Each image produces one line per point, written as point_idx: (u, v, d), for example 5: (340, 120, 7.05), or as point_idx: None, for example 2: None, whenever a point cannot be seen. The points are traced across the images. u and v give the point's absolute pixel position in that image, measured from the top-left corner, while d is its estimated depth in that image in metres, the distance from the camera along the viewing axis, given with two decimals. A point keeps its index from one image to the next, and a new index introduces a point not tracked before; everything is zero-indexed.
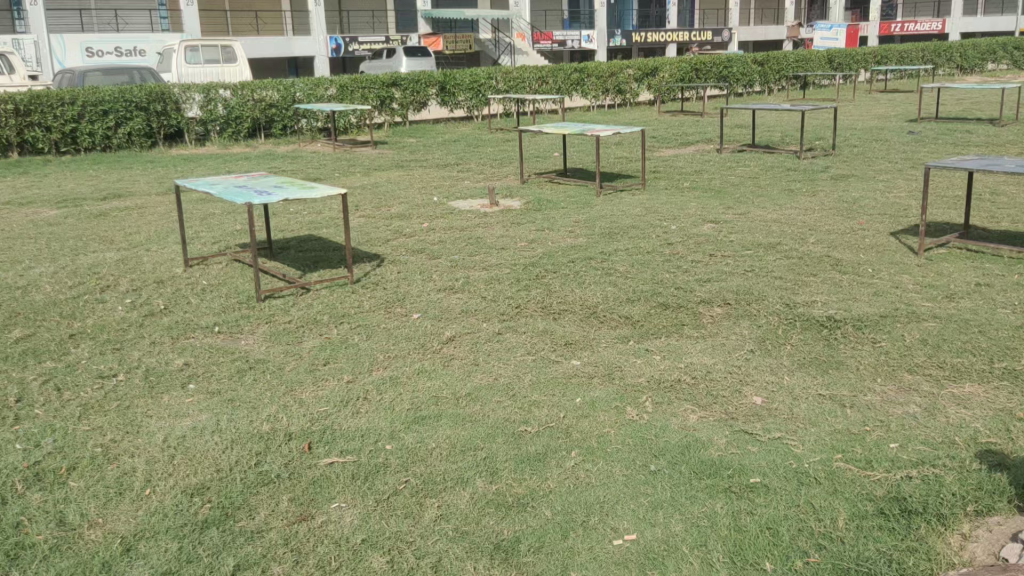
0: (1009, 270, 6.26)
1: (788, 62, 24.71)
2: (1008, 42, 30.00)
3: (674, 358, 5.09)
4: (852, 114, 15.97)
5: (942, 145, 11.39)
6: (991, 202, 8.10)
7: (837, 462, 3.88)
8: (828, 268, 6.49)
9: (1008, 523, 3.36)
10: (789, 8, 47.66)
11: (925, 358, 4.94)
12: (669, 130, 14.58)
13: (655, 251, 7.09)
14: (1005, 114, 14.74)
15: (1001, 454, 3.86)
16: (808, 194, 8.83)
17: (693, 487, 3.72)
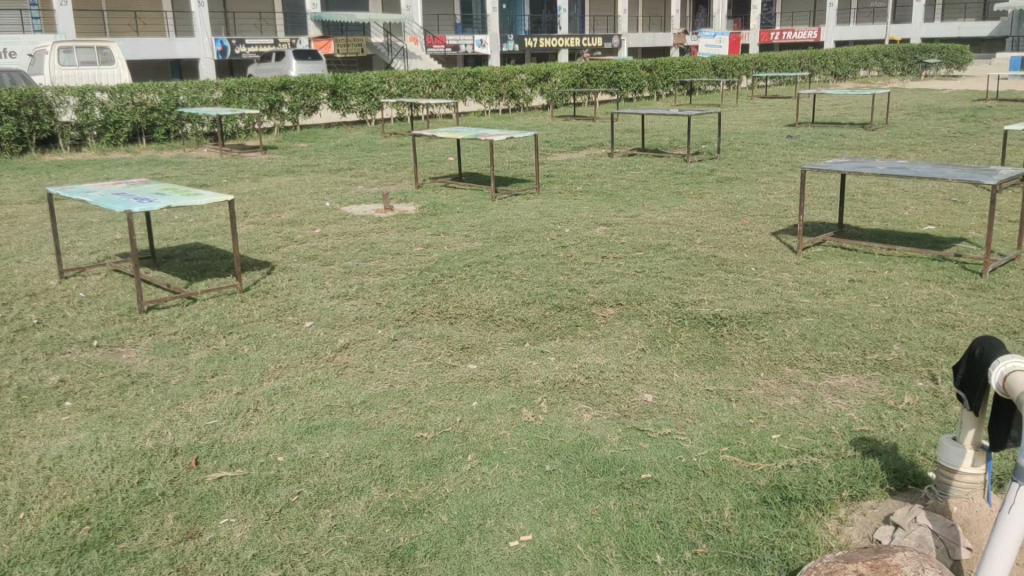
0: (880, 267, 6.63)
1: (675, 68, 25.46)
2: (878, 50, 31.69)
3: (568, 358, 5.17)
4: (736, 119, 16.58)
5: (819, 149, 11.97)
6: (863, 203, 8.55)
7: (723, 455, 4.02)
8: (715, 268, 6.72)
9: (880, 506, 3.55)
10: (675, 15, 49.11)
11: (804, 352, 5.18)
12: (562, 134, 14.81)
13: (548, 254, 7.19)
14: (876, 119, 15.59)
15: (873, 441, 4.09)
16: (696, 196, 9.12)
17: (587, 485, 3.79)
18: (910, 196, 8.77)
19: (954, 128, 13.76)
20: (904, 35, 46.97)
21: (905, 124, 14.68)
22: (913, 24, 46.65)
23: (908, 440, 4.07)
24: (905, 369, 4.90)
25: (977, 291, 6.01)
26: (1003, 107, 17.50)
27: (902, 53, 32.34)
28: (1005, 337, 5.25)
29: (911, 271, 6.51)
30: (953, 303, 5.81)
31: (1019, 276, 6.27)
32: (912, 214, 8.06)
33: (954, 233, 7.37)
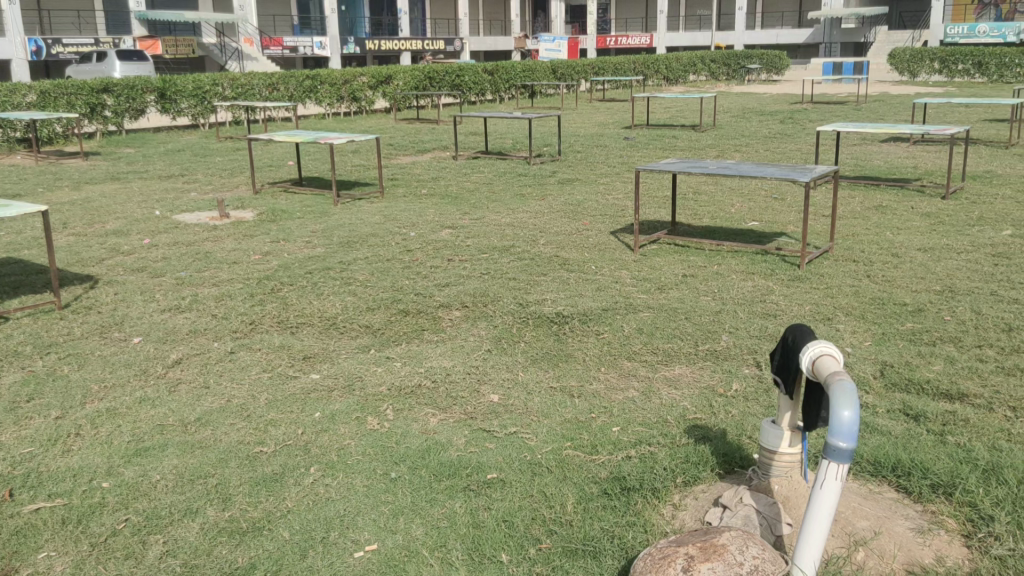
0: (710, 262, 6.99)
1: (516, 72, 25.88)
2: (705, 56, 33.40)
3: (414, 363, 5.15)
4: (576, 122, 17.04)
5: (652, 150, 12.49)
6: (694, 201, 8.99)
7: (566, 451, 4.12)
8: (557, 268, 6.88)
9: (711, 489, 3.73)
10: (515, 19, 50.00)
11: (641, 346, 5.39)
12: (406, 137, 14.74)
13: (393, 258, 7.14)
14: (705, 121, 16.43)
15: (705, 428, 4.30)
16: (538, 198, 9.31)
17: (433, 490, 3.78)
18: (736, 194, 9.30)
19: (774, 129, 14.71)
20: (729, 42, 49.83)
21: (731, 126, 15.56)
22: (737, 31, 49.56)
23: (735, 426, 4.31)
24: (733, 358, 5.18)
25: (796, 282, 6.45)
26: (816, 109, 18.87)
27: (727, 59, 34.22)
28: (821, 324, 5.66)
29: (738, 264, 6.90)
30: (775, 294, 6.21)
31: (832, 266, 6.78)
32: (738, 211, 8.55)
33: (775, 228, 7.88)
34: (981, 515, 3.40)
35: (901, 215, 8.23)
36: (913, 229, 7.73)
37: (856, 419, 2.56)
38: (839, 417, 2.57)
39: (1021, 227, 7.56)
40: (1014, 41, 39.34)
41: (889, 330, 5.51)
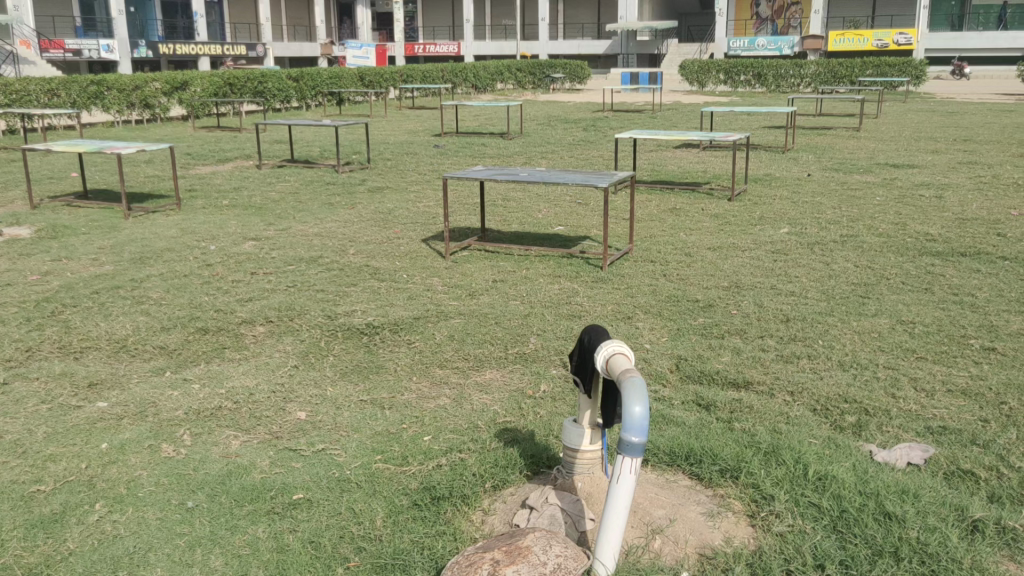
0: (519, 267, 7.14)
1: (322, 79, 25.34)
2: (512, 65, 34.17)
3: (214, 384, 4.90)
4: (385, 130, 16.93)
5: (461, 158, 12.61)
6: (503, 208, 9.16)
7: (376, 464, 4.05)
8: (367, 277, 6.78)
9: (518, 492, 3.79)
10: (320, 25, 49.09)
11: (452, 353, 5.41)
12: (204, 146, 14.08)
13: (191, 273, 6.78)
14: (512, 129, 16.80)
15: (514, 431, 4.36)
16: (347, 207, 9.14)
17: (234, 516, 3.61)
18: (542, 199, 9.57)
19: (576, 136, 15.27)
20: (533, 51, 51.20)
21: (536, 133, 15.99)
22: (540, 41, 51.12)
23: (542, 426, 4.40)
24: (540, 360, 5.30)
25: (599, 283, 6.70)
26: (616, 118, 19.80)
27: (532, 68, 35.10)
28: (622, 323, 5.91)
29: (545, 268, 7.09)
30: (580, 295, 6.43)
31: (632, 267, 7.10)
32: (545, 217, 8.80)
33: (580, 232, 8.17)
34: (763, 495, 3.66)
35: (694, 217, 8.77)
36: (704, 229, 8.26)
37: (646, 414, 2.67)
38: (630, 412, 2.68)
39: (797, 226, 8.26)
40: (788, 54, 43.11)
41: (683, 325, 5.84)
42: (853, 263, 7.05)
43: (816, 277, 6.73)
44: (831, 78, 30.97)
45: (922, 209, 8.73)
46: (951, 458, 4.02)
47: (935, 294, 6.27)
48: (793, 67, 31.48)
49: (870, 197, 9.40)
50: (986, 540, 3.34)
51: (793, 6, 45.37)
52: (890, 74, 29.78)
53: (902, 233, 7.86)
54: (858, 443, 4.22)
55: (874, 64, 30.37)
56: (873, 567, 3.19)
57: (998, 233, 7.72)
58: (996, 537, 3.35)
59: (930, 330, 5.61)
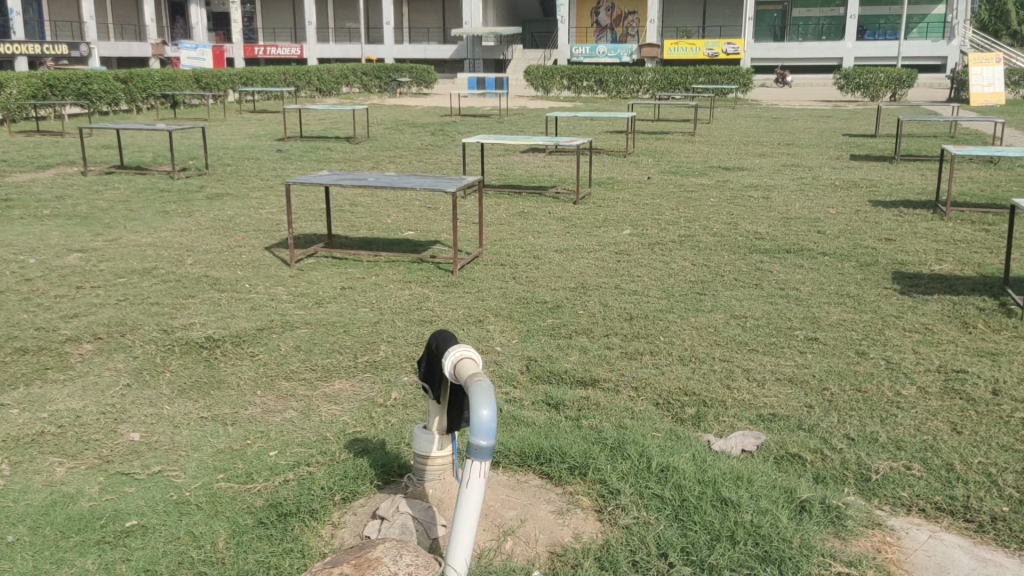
0: (367, 273, 7.03)
1: (154, 80, 24.13)
2: (356, 68, 33.65)
3: (35, 409, 4.54)
4: (224, 134, 16.28)
5: (306, 162, 12.29)
6: (350, 213, 9.01)
7: (217, 484, 3.86)
8: (206, 288, 6.49)
9: (369, 502, 3.72)
10: (150, 24, 46.69)
11: (299, 364, 5.25)
12: (22, 151, 13.07)
13: (7, 289, 6.26)
14: (358, 133, 16.56)
15: (365, 440, 4.28)
16: (184, 215, 8.72)
17: (59, 549, 3.35)
18: (390, 204, 9.48)
19: (424, 141, 15.23)
20: (378, 55, 50.75)
21: (383, 138, 15.82)
22: (386, 45, 50.78)
23: (393, 434, 4.34)
24: (391, 367, 5.24)
25: (449, 288, 6.70)
26: (463, 122, 19.91)
27: (378, 71, 34.63)
28: (472, 326, 5.93)
29: (394, 274, 7.01)
30: (430, 300, 6.40)
31: (482, 271, 7.15)
32: (394, 222, 8.71)
33: (430, 237, 8.14)
34: (610, 490, 3.76)
35: (541, 220, 8.93)
36: (551, 232, 8.43)
37: (494, 417, 2.67)
38: (478, 416, 2.66)
39: (638, 227, 8.57)
40: (627, 61, 45.01)
41: (532, 326, 5.93)
42: (690, 262, 7.38)
43: (657, 276, 7.01)
44: (667, 85, 32.41)
45: (752, 209, 9.26)
46: (781, 444, 4.28)
47: (764, 289, 6.67)
48: (632, 74, 32.73)
49: (704, 198, 9.88)
50: (813, 518, 3.57)
51: (630, 15, 47.49)
52: (720, 81, 31.47)
53: (735, 232, 8.32)
54: (698, 434, 4.42)
55: (707, 72, 32.02)
56: (713, 551, 3.34)
57: (818, 231, 8.30)
58: (821, 515, 3.59)
59: (760, 323, 5.95)
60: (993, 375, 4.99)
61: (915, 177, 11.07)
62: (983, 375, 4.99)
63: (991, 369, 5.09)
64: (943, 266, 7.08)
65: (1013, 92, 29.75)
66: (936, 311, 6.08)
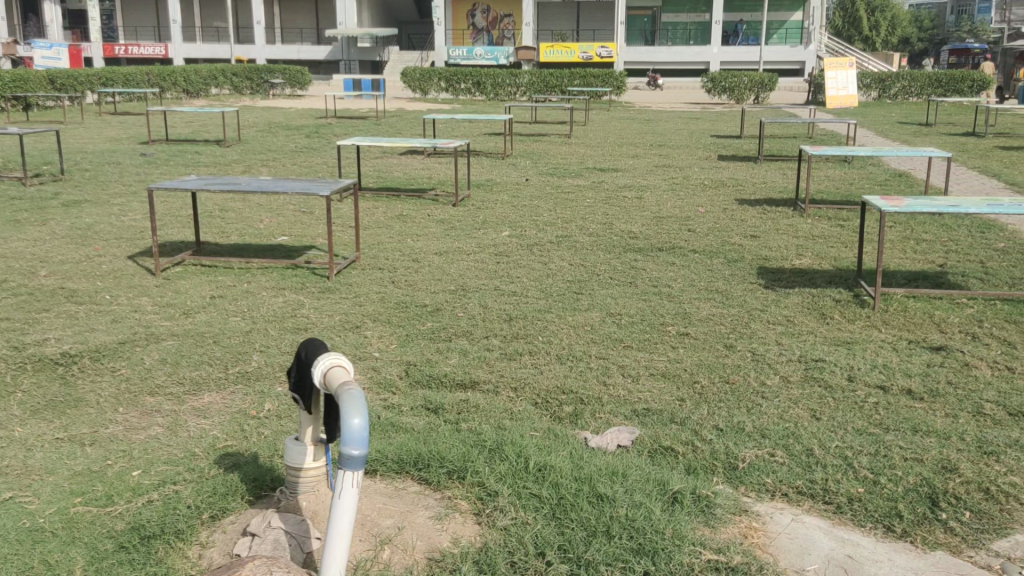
0: (239, 280, 6.80)
1: (3, 81, 22.65)
2: (226, 69, 32.56)
3: None
4: (82, 138, 15.46)
5: (171, 167, 11.78)
6: (221, 219, 8.70)
7: (75, 508, 3.63)
8: (62, 301, 6.13)
9: (239, 518, 3.58)
10: None
11: (165, 377, 5.02)
12: None
13: None
14: (228, 136, 16.03)
15: (236, 455, 4.12)
16: (37, 223, 8.21)
17: None
18: (263, 209, 9.20)
19: (298, 143, 14.88)
20: (249, 55, 49.22)
21: (255, 140, 15.37)
22: (257, 44, 49.33)
23: (266, 447, 4.20)
24: (264, 377, 5.07)
25: (325, 294, 6.56)
26: (340, 124, 19.59)
27: (248, 72, 33.40)
28: (349, 333, 5.82)
29: (267, 281, 6.81)
30: (305, 307, 6.24)
31: (359, 276, 7.03)
32: (267, 227, 8.46)
33: (304, 242, 7.95)
34: (488, 492, 3.77)
35: (419, 222, 8.87)
36: (429, 235, 8.38)
37: (366, 426, 2.57)
38: (349, 425, 2.56)
39: (517, 228, 8.64)
40: (505, 63, 45.40)
41: (411, 331, 5.87)
42: (568, 262, 7.49)
43: (535, 277, 7.07)
44: (543, 87, 32.88)
45: (626, 209, 9.49)
46: (654, 437, 4.39)
47: (638, 286, 6.84)
48: (508, 76, 32.99)
49: (580, 199, 10.05)
50: (684, 509, 3.67)
51: (506, 18, 47.94)
52: (594, 83, 32.14)
53: (610, 232, 8.49)
54: (575, 431, 4.48)
55: (582, 75, 32.60)
56: (589, 547, 3.39)
57: (689, 229, 8.58)
58: (692, 505, 3.70)
59: (635, 320, 6.11)
60: (849, 362, 5.28)
61: (777, 177, 11.61)
62: (840, 363, 5.27)
63: (846, 357, 5.39)
64: (803, 260, 7.45)
65: (865, 94, 31.63)
66: (797, 304, 6.38)
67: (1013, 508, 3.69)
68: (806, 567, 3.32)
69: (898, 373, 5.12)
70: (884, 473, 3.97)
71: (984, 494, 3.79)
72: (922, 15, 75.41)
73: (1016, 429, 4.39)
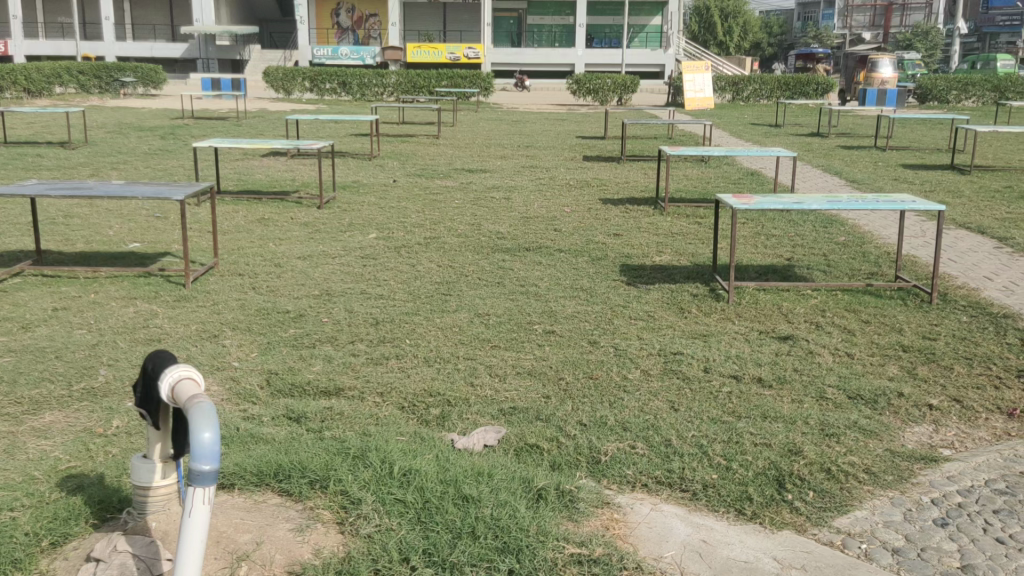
0: (85, 291, 6.43)
1: None
2: (71, 66, 30.78)
3: None
4: None
5: (9, 171, 11.03)
6: (65, 226, 8.21)
7: None
8: None
9: (82, 544, 3.38)
10: None
11: (2, 397, 4.68)
12: None
13: None
14: (74, 137, 15.16)
15: (80, 476, 3.89)
16: None
17: None
18: (113, 215, 8.73)
19: (152, 145, 14.24)
20: (98, 53, 46.73)
21: (104, 142, 14.60)
22: (106, 41, 46.83)
23: (113, 467, 3.98)
24: (112, 393, 4.81)
25: (181, 303, 6.28)
26: (198, 125, 18.88)
27: (96, 71, 31.63)
28: (206, 342, 5.60)
29: (117, 290, 6.47)
30: (158, 317, 5.96)
31: (217, 283, 6.77)
32: (117, 234, 8.04)
33: (158, 248, 7.60)
34: (351, 500, 3.70)
35: (282, 226, 8.64)
36: (293, 239, 8.17)
37: (218, 440, 2.32)
38: (198, 439, 2.30)
39: (383, 231, 8.55)
40: (371, 63, 44.89)
41: (272, 338, 5.71)
42: (435, 263, 7.48)
43: (402, 279, 7.02)
44: (411, 88, 32.73)
45: (493, 210, 9.56)
46: (520, 436, 4.44)
47: (505, 286, 6.90)
48: (375, 77, 32.68)
49: (447, 200, 10.05)
50: (548, 506, 3.72)
51: (371, 18, 47.58)
52: (462, 84, 32.27)
53: (477, 233, 8.53)
54: (441, 434, 4.47)
55: (449, 76, 32.67)
56: (454, 548, 3.38)
57: (555, 229, 8.72)
58: (556, 501, 3.76)
59: (502, 320, 6.15)
60: (704, 354, 5.50)
61: (638, 176, 11.98)
62: (696, 355, 5.49)
63: (703, 349, 5.61)
64: (663, 257, 7.71)
65: (720, 97, 33.09)
66: (657, 299, 6.59)
67: (852, 486, 3.93)
68: (663, 555, 3.42)
69: (749, 362, 5.38)
70: (737, 458, 4.16)
71: (826, 473, 4.02)
72: (772, 21, 79.53)
73: (854, 412, 4.69)
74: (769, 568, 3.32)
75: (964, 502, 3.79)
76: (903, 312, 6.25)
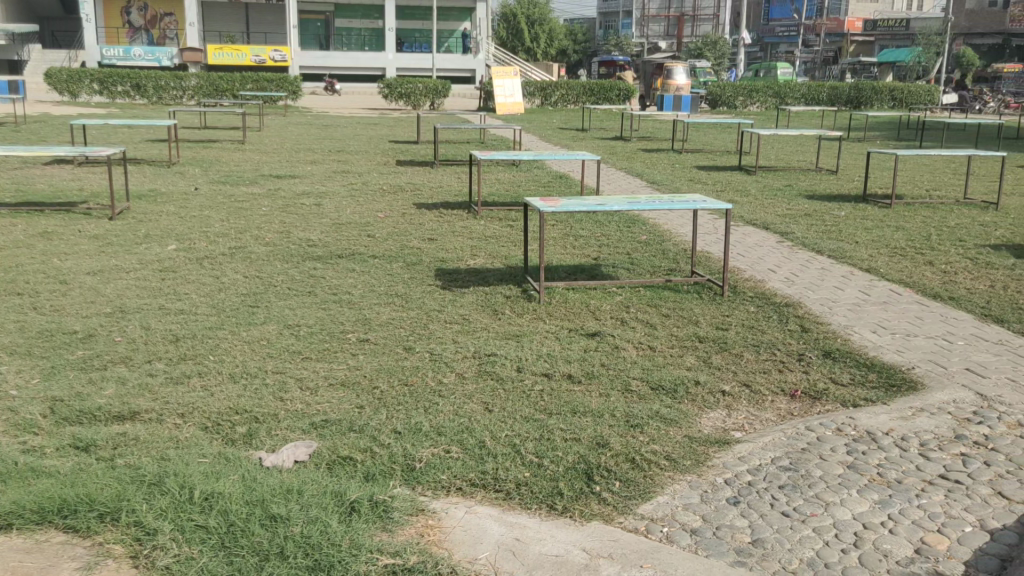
0: None
1: None
2: None
3: None
4: None
5: None
6: None
7: None
8: None
9: None
10: None
11: None
12: None
13: None
14: None
15: None
16: None
17: None
18: None
19: None
20: None
21: None
22: None
23: None
24: None
25: None
26: None
27: None
28: None
29: None
30: None
31: None
32: None
33: None
34: (146, 531, 3.46)
35: (68, 239, 7.98)
36: (81, 252, 7.58)
37: None
38: None
39: (184, 241, 8.10)
40: (168, 64, 42.84)
41: (57, 362, 5.25)
42: (241, 274, 7.17)
43: (205, 292, 6.66)
44: (213, 91, 31.31)
45: (303, 217, 9.30)
46: (333, 448, 4.32)
47: (317, 295, 6.72)
48: (173, 79, 31.00)
49: (254, 208, 9.67)
50: (361, 517, 3.64)
51: (166, 17, 45.34)
52: (268, 88, 31.29)
53: (286, 241, 8.25)
54: (248, 453, 4.27)
55: (253, 79, 31.56)
56: (261, 572, 3.24)
57: (367, 235, 8.61)
58: (369, 513, 3.68)
59: (313, 330, 5.98)
60: (517, 354, 5.59)
61: (451, 180, 12.06)
62: (509, 355, 5.57)
63: (516, 349, 5.70)
64: (476, 260, 7.79)
65: (529, 101, 33.97)
66: (471, 302, 6.64)
67: (654, 473, 4.12)
68: (478, 556, 3.44)
69: (560, 360, 5.52)
70: (548, 455, 4.26)
71: (631, 463, 4.20)
72: (577, 29, 82.69)
73: (656, 402, 4.93)
74: (579, 560, 3.41)
75: (753, 480, 4.07)
76: (699, 305, 6.65)
